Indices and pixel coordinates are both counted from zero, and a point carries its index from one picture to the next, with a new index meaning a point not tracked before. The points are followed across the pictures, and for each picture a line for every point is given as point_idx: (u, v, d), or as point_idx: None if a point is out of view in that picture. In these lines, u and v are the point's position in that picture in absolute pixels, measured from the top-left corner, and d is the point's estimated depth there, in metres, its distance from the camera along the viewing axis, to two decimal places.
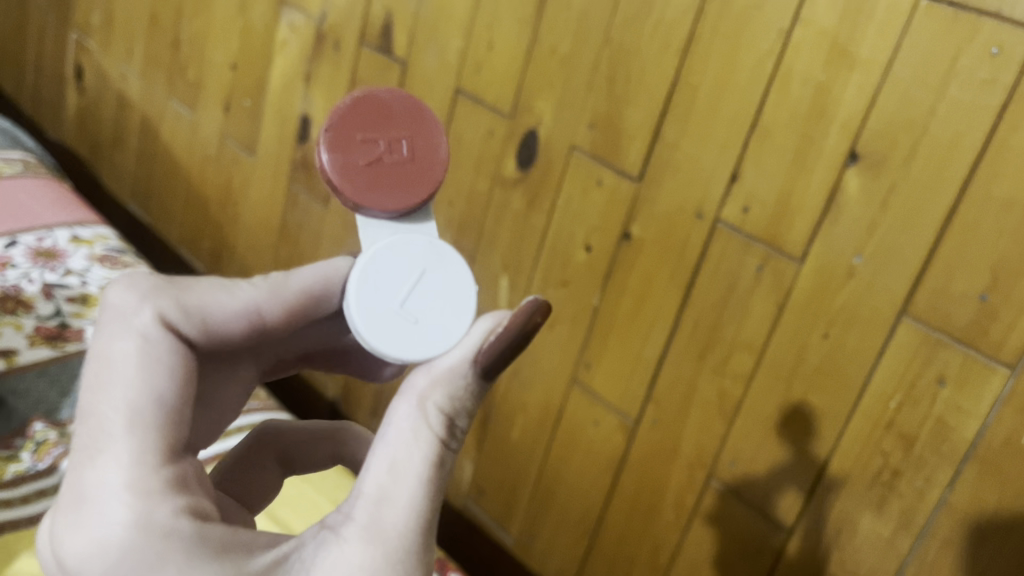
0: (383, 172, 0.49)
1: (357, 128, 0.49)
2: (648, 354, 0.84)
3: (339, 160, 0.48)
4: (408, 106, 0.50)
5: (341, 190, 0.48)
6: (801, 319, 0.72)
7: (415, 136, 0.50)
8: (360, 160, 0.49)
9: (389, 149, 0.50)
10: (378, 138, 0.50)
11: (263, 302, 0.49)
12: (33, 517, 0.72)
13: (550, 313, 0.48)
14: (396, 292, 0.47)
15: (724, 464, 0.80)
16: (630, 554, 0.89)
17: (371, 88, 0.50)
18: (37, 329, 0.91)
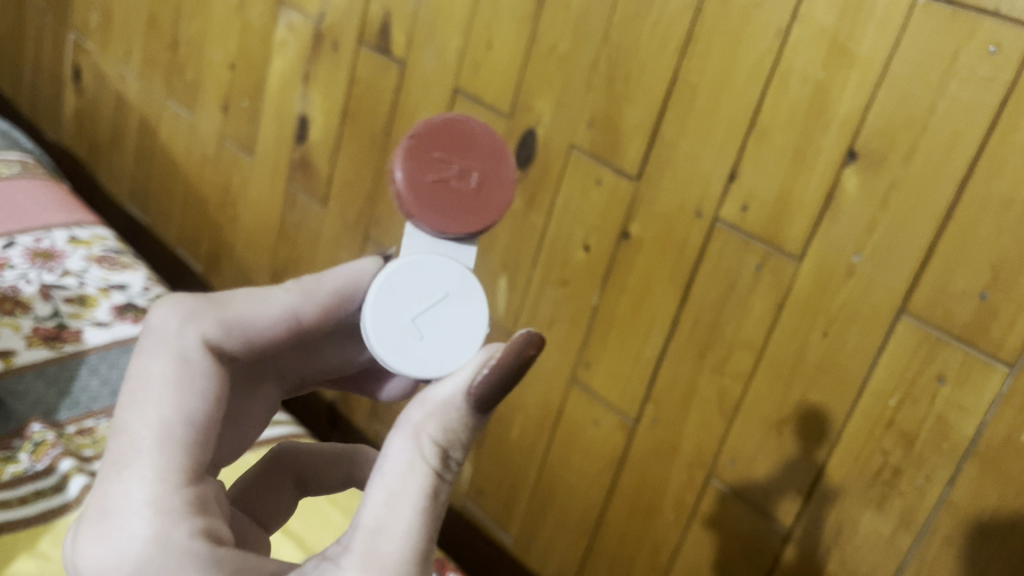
0: (446, 193, 0.49)
1: (438, 146, 0.49)
2: (648, 353, 0.83)
3: (409, 170, 0.49)
4: (492, 142, 0.50)
5: (399, 196, 0.48)
6: (801, 318, 0.72)
7: (487, 172, 0.50)
8: (428, 176, 0.49)
9: (456, 175, 0.49)
10: (451, 163, 0.49)
11: (302, 308, 0.51)
12: (32, 517, 0.72)
13: (542, 347, 0.48)
14: (414, 304, 0.47)
15: (724, 463, 0.79)
16: (630, 554, 0.89)
17: (467, 116, 0.51)
18: (35, 330, 0.91)
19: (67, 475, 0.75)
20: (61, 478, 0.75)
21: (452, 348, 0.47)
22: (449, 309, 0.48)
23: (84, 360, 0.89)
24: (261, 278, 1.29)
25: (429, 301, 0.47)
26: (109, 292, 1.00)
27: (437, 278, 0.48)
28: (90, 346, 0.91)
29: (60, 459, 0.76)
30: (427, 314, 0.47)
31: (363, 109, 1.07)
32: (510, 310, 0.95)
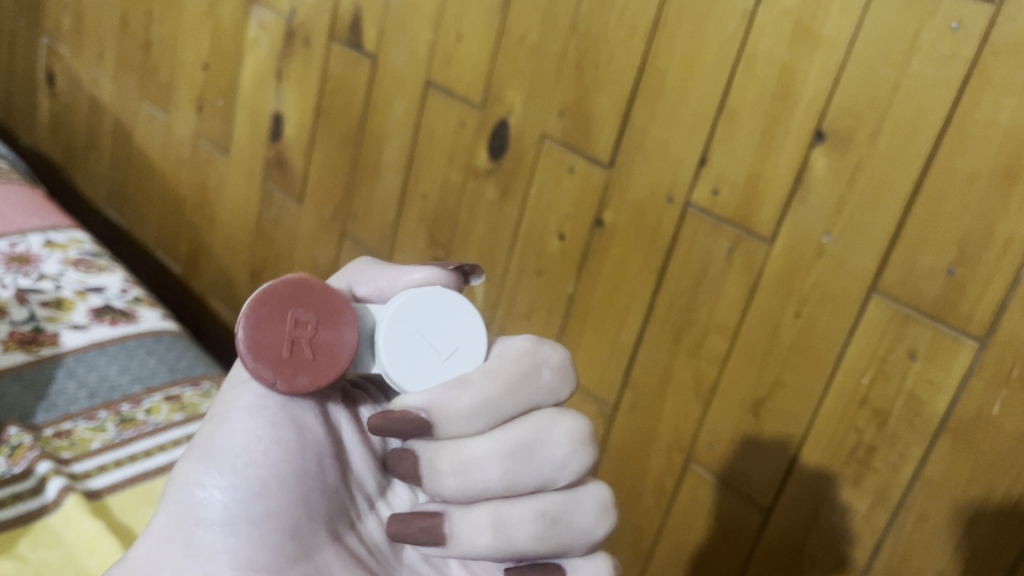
0: (277, 337, 0.43)
1: (301, 307, 0.44)
2: (624, 340, 0.84)
3: (300, 313, 0.44)
4: (331, 329, 0.44)
5: (306, 308, 0.44)
6: (774, 299, 0.72)
7: (323, 331, 0.44)
8: (284, 350, 0.43)
9: (295, 334, 0.43)
10: (289, 327, 0.43)
11: (495, 486, 0.45)
12: (8, 521, 0.72)
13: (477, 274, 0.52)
14: (428, 331, 0.46)
15: (702, 447, 0.80)
16: (613, 541, 0.89)
17: (309, 317, 0.44)
18: (12, 334, 0.90)
19: (44, 477, 0.76)
20: (39, 480, 0.75)
21: (522, 381, 0.46)
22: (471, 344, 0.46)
23: (61, 362, 0.89)
24: (240, 277, 1.29)
25: (417, 343, 0.45)
26: (85, 295, 0.99)
27: (453, 327, 0.46)
28: (67, 348, 0.91)
29: (37, 462, 0.76)
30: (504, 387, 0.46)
31: (336, 106, 1.06)
32: (488, 303, 0.95)
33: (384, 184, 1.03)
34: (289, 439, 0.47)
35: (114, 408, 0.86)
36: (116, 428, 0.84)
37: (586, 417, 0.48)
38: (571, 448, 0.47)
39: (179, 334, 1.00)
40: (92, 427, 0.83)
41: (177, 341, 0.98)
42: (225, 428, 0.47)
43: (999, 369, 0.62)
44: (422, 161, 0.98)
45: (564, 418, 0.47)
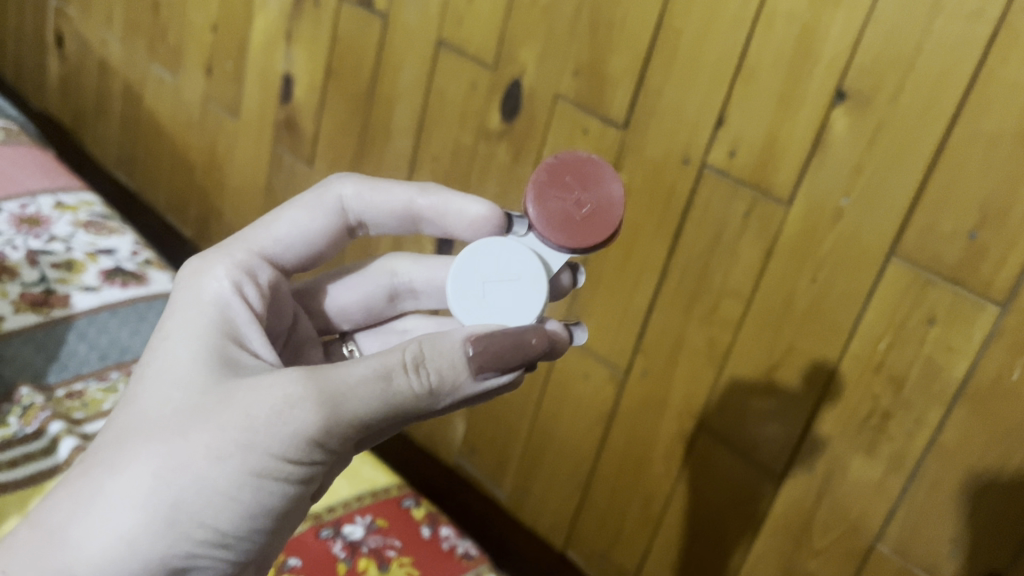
0: (550, 202, 0.53)
1: (572, 215, 0.53)
2: (636, 305, 0.83)
3: (559, 215, 0.53)
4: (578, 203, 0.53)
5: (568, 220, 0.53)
6: (790, 263, 0.71)
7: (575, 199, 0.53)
8: (553, 189, 0.53)
9: (578, 210, 0.53)
10: (578, 191, 0.53)
11: (427, 214, 0.60)
12: (21, 479, 0.77)
13: (541, 333, 0.48)
14: (495, 281, 0.52)
15: (715, 412, 0.79)
16: (621, 506, 0.89)
17: (569, 211, 0.53)
18: (23, 296, 0.96)
19: (56, 437, 0.80)
20: (51, 440, 0.80)
21: (472, 270, 0.53)
22: (499, 319, 0.52)
23: (72, 324, 0.95)
24: None
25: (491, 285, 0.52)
26: (96, 257, 1.05)
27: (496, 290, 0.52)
28: (78, 310, 0.97)
29: (49, 423, 0.81)
30: (377, 192, 0.60)
31: (346, 67, 1.05)
32: None
33: (395, 148, 1.02)
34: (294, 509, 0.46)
35: (125, 369, 0.92)
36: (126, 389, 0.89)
37: (341, 178, 0.61)
38: (370, 195, 0.60)
39: None
40: (104, 387, 0.89)
41: None
42: (261, 496, 0.42)
43: (1020, 334, 0.61)
44: (433, 122, 0.97)
45: (341, 185, 0.60)
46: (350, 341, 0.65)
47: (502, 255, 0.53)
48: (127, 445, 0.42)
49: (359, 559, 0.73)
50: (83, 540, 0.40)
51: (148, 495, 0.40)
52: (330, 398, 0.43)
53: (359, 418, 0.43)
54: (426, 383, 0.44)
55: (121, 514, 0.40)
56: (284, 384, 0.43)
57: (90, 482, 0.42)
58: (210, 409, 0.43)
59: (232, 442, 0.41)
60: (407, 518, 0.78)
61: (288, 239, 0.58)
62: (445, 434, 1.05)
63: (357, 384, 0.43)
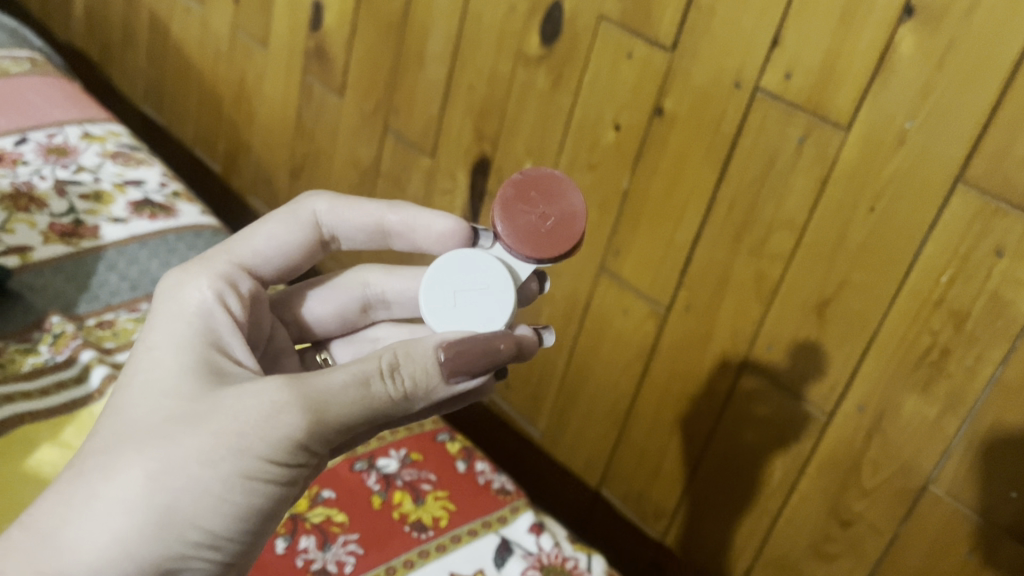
0: (517, 216, 0.54)
1: (538, 228, 0.54)
2: (679, 238, 0.80)
3: (528, 231, 0.54)
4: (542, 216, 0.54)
5: (536, 234, 0.54)
6: (847, 192, 0.68)
7: (540, 211, 0.54)
8: (520, 204, 0.54)
9: (543, 223, 0.54)
10: (542, 205, 0.54)
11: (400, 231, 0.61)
12: (53, 407, 0.76)
13: (510, 337, 0.49)
14: (465, 291, 0.53)
15: (760, 348, 0.76)
16: (659, 445, 0.87)
17: (534, 226, 0.54)
18: (52, 226, 0.95)
19: (88, 366, 0.79)
20: (82, 369, 0.79)
21: (443, 280, 0.54)
22: (469, 320, 0.52)
23: (102, 255, 0.94)
24: (280, 175, 1.26)
25: (460, 295, 0.53)
26: (125, 188, 1.03)
27: (465, 299, 0.53)
28: (107, 241, 0.95)
29: (81, 351, 0.81)
30: (351, 207, 0.61)
31: None
32: None
33: (428, 76, 0.98)
34: (281, 509, 0.47)
35: None
36: None
37: (314, 194, 0.61)
38: (344, 210, 0.60)
39: (218, 229, 1.03)
40: (134, 317, 0.88)
41: (216, 236, 1.02)
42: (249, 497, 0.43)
43: None
44: (468, 48, 0.93)
45: (315, 201, 0.61)
46: (322, 350, 0.65)
47: (472, 265, 0.54)
48: (119, 448, 0.43)
49: (394, 492, 0.72)
50: (81, 537, 0.41)
51: (143, 497, 0.41)
52: (314, 405, 0.44)
53: (340, 425, 0.44)
54: (402, 389, 0.46)
55: (118, 513, 0.41)
56: (269, 392, 0.44)
57: (84, 484, 0.42)
58: (199, 414, 0.43)
59: (219, 445, 0.42)
60: (442, 452, 0.77)
61: (267, 254, 0.58)
62: None
63: (337, 391, 0.44)
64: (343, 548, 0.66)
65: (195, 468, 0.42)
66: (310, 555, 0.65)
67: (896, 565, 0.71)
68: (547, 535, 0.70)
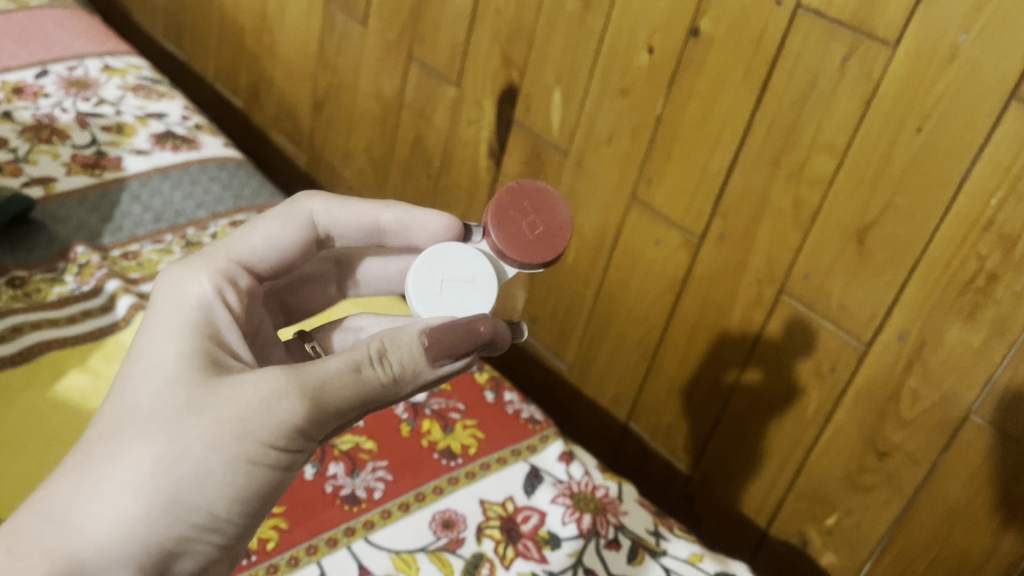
0: (507, 221, 0.51)
1: (527, 235, 0.51)
2: (714, 166, 0.77)
3: (517, 239, 0.51)
4: (530, 224, 0.51)
5: (525, 242, 0.51)
6: (892, 113, 0.65)
7: (531, 218, 0.52)
8: (511, 210, 0.52)
9: (533, 231, 0.51)
10: (532, 212, 0.52)
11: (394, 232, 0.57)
12: (80, 335, 0.75)
13: (488, 323, 0.46)
14: (452, 283, 0.50)
15: (797, 276, 0.74)
16: (690, 377, 0.86)
17: (522, 235, 0.51)
18: (74, 158, 0.94)
19: (114, 295, 0.79)
20: (109, 298, 0.79)
21: (426, 274, 0.50)
22: (455, 312, 0.49)
23: (125, 186, 0.92)
24: (303, 109, 1.24)
25: (446, 290, 0.50)
26: (146, 121, 1.02)
27: (452, 294, 0.50)
28: (130, 173, 0.94)
29: (106, 280, 0.80)
30: (345, 207, 0.56)
31: None
32: (565, 127, 0.89)
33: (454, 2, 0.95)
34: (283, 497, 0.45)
35: (180, 232, 0.90)
36: (183, 250, 0.87)
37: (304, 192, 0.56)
38: (337, 209, 0.56)
39: (242, 162, 1.01)
40: (159, 249, 0.87)
41: (240, 168, 1.00)
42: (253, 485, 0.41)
43: None
44: None
45: (306, 199, 0.56)
46: (310, 338, 0.59)
47: (458, 258, 0.51)
48: (117, 432, 0.41)
49: (422, 420, 0.71)
50: (85, 524, 0.39)
51: (145, 483, 0.39)
52: (310, 391, 0.42)
53: (336, 411, 0.43)
54: (389, 373, 0.44)
55: (121, 500, 0.39)
56: (265, 378, 0.42)
57: (83, 470, 0.40)
58: (198, 400, 0.41)
59: (221, 432, 0.40)
60: (471, 382, 0.76)
61: (264, 254, 0.55)
62: None
63: (331, 377, 0.42)
64: (372, 474, 0.66)
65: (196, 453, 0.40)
66: (340, 481, 0.64)
67: (933, 495, 0.70)
68: (577, 464, 0.70)
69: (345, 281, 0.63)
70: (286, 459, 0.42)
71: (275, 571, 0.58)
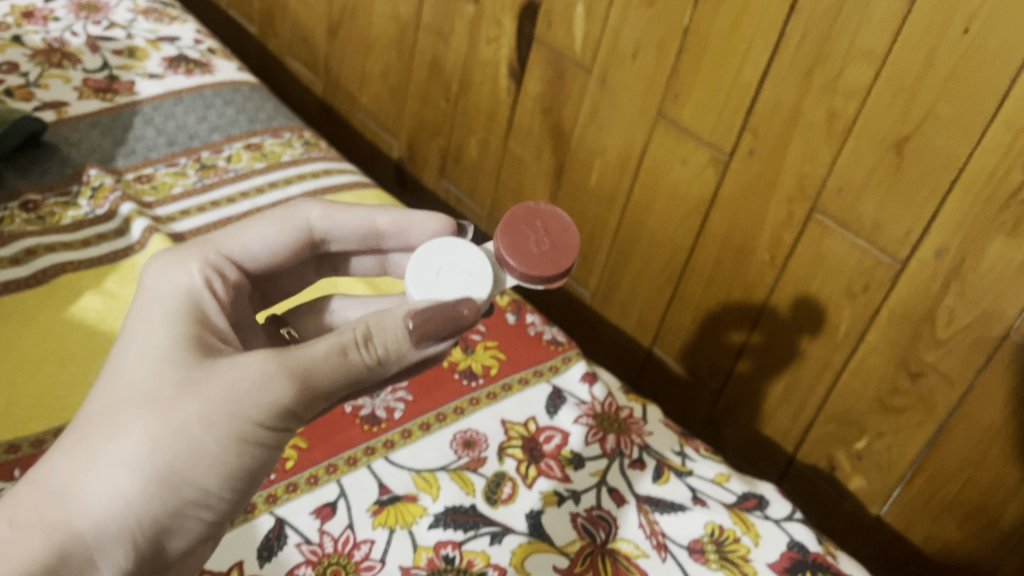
0: (514, 234, 0.51)
1: (531, 248, 0.51)
2: (744, 79, 0.73)
3: (523, 251, 0.50)
4: (536, 240, 0.51)
5: (530, 255, 0.50)
6: (936, 14, 0.60)
7: (538, 236, 0.51)
8: (522, 225, 0.52)
9: (538, 246, 0.51)
10: (542, 231, 0.52)
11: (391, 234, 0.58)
12: (95, 259, 0.74)
13: (473, 303, 0.46)
14: (448, 276, 0.50)
15: (830, 192, 0.71)
16: (716, 301, 0.84)
17: (528, 249, 0.51)
18: (86, 82, 0.92)
19: (129, 218, 0.77)
20: (123, 221, 0.77)
21: (424, 266, 0.50)
22: (444, 298, 0.49)
23: (138, 111, 0.90)
24: (317, 32, 1.20)
25: (441, 280, 0.50)
26: (158, 45, 0.99)
27: (448, 285, 0.49)
28: (143, 97, 0.92)
29: (121, 204, 0.79)
30: (343, 212, 0.58)
31: None
32: (587, 43, 0.85)
33: None
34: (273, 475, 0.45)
35: (194, 155, 0.87)
36: (197, 174, 0.85)
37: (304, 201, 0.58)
38: (336, 214, 0.57)
39: (256, 85, 0.99)
40: (174, 173, 0.85)
41: (255, 92, 0.98)
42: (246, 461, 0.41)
43: None
44: None
45: (305, 205, 0.57)
46: (287, 322, 0.59)
47: (460, 254, 0.51)
48: (111, 409, 0.41)
49: None
50: (82, 497, 0.39)
51: (140, 459, 0.39)
52: (299, 373, 0.41)
53: (323, 395, 0.43)
54: (374, 356, 0.43)
55: (117, 474, 0.39)
56: (255, 361, 0.42)
57: (78, 446, 0.40)
58: (189, 381, 0.41)
59: (214, 409, 0.40)
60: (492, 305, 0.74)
61: (255, 253, 0.55)
62: None
63: (319, 360, 0.42)
64: (392, 395, 0.65)
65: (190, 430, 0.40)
66: (359, 402, 0.63)
67: (968, 416, 0.68)
68: (600, 385, 0.68)
69: (324, 268, 0.62)
70: (277, 438, 0.42)
71: (294, 489, 0.57)
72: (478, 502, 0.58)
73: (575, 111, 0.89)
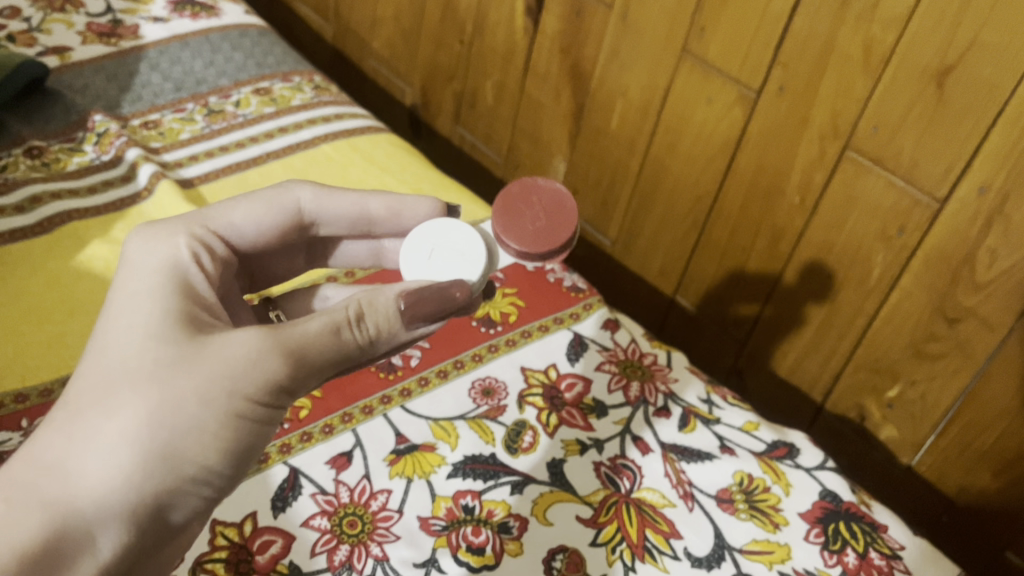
0: (510, 214, 0.53)
1: (529, 226, 0.52)
2: (773, 12, 0.69)
3: (520, 231, 0.52)
4: (533, 217, 0.53)
5: (527, 234, 0.52)
6: None
7: (534, 213, 0.53)
8: (517, 204, 0.53)
9: (534, 223, 0.53)
10: (536, 208, 0.53)
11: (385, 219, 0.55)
12: (102, 207, 0.72)
13: (464, 284, 0.46)
14: (440, 255, 0.50)
15: (864, 129, 0.67)
16: (743, 246, 0.81)
17: (526, 227, 0.52)
18: (89, 27, 0.89)
19: (135, 165, 0.75)
20: (129, 167, 0.75)
21: (418, 247, 0.51)
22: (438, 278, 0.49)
23: (143, 56, 0.87)
24: None
25: (433, 260, 0.50)
26: None
27: (438, 265, 0.50)
28: (148, 41, 0.89)
29: (126, 149, 0.76)
30: (333, 196, 0.54)
31: None
32: None
33: None
34: None
35: (202, 101, 0.85)
36: (206, 120, 0.83)
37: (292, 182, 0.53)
38: (328, 198, 0.54)
39: (265, 29, 0.96)
40: (181, 119, 0.83)
41: (263, 36, 0.95)
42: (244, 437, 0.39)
43: None
44: None
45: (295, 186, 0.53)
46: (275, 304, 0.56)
47: (453, 233, 0.52)
48: (103, 384, 0.38)
49: None
50: (77, 474, 0.37)
51: (136, 434, 0.37)
52: (295, 351, 0.40)
53: (317, 372, 0.41)
54: (367, 335, 0.43)
55: (113, 450, 0.36)
56: (248, 336, 0.40)
57: (70, 422, 0.38)
58: (183, 354, 0.39)
59: (211, 384, 0.38)
60: None
61: (241, 230, 0.51)
62: (547, 173, 0.99)
63: (313, 337, 0.41)
64: None
65: (188, 405, 0.38)
66: None
67: (1009, 360, 0.65)
68: (622, 332, 0.67)
69: (316, 255, 0.59)
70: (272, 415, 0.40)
71: (308, 439, 0.55)
72: (497, 451, 0.56)
73: (594, 51, 0.86)
